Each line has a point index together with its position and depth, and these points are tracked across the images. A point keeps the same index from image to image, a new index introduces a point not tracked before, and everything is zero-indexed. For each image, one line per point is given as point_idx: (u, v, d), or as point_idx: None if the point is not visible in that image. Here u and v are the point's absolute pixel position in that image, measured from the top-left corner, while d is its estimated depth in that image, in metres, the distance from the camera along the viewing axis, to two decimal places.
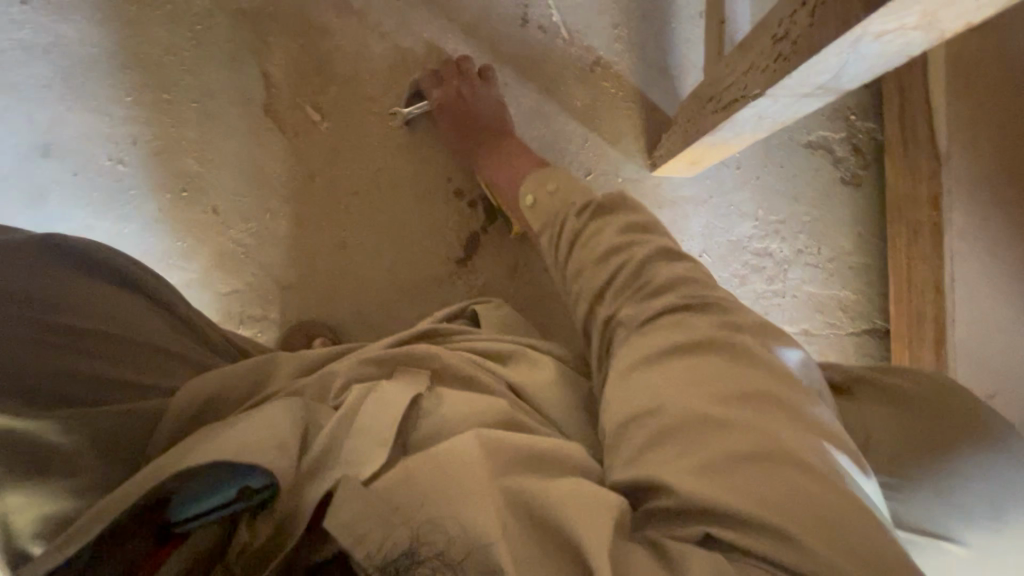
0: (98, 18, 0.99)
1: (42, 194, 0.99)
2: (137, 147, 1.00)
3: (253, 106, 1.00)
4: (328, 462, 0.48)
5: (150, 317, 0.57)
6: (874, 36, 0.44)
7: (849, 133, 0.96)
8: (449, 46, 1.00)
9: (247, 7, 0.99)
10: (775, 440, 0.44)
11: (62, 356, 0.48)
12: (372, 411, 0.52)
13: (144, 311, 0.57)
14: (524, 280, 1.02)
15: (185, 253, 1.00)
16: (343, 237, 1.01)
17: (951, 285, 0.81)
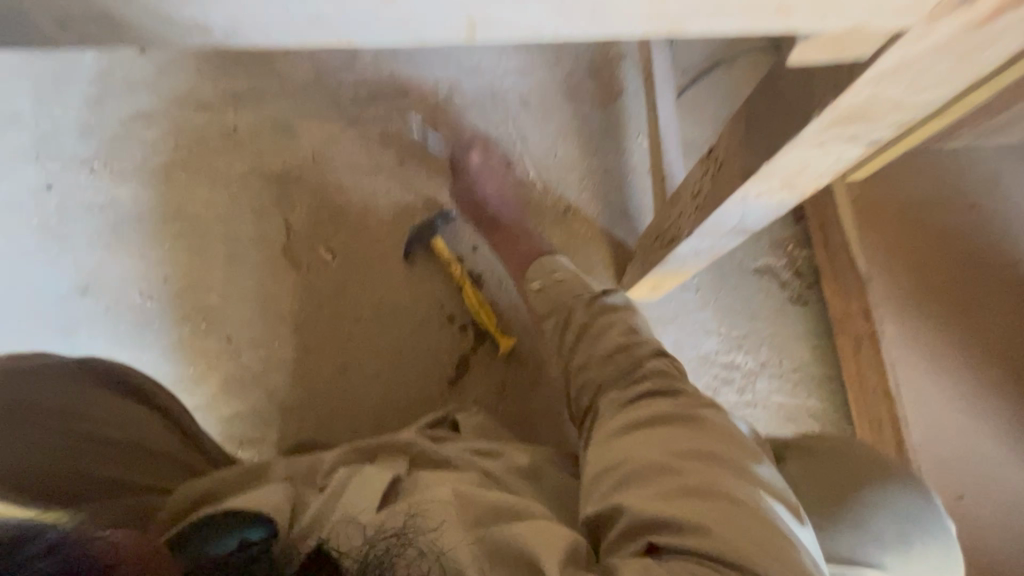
0: (148, 181, 1.18)
1: (74, 325, 1.12)
2: (166, 285, 1.14)
3: (272, 249, 1.15)
4: (316, 527, 0.51)
5: (150, 420, 0.65)
6: (755, 195, 0.59)
7: (789, 259, 1.11)
8: (443, 198, 1.18)
9: (276, 172, 1.18)
10: (712, 475, 0.53)
11: (77, 454, 0.55)
12: (355, 490, 0.56)
13: (142, 415, 0.65)
14: (512, 398, 1.09)
15: (195, 379, 1.09)
16: (344, 361, 1.11)
17: (898, 390, 0.88)
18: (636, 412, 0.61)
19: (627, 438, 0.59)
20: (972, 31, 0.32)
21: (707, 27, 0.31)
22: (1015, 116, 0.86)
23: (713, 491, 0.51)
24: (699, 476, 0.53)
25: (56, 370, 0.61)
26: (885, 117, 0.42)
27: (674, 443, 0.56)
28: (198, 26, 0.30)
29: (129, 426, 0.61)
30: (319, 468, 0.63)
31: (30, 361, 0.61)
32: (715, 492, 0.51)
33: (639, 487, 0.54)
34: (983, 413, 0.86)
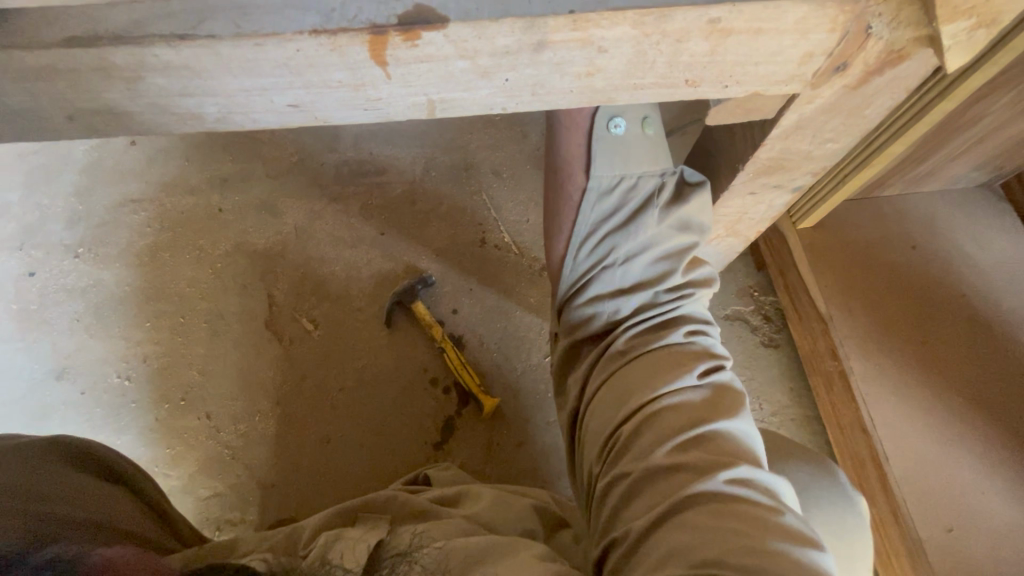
0: (131, 264, 1.20)
1: (47, 412, 1.10)
2: (145, 365, 1.14)
3: (255, 323, 1.17)
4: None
5: (122, 498, 0.62)
6: (707, 242, 0.66)
7: (757, 305, 1.17)
8: (423, 264, 1.22)
9: (260, 248, 1.22)
10: (705, 468, 0.48)
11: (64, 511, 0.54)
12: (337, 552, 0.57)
13: (116, 492, 0.62)
14: (499, 459, 1.09)
15: (172, 460, 1.07)
16: (328, 431, 1.10)
17: (872, 424, 0.91)
18: (618, 395, 0.54)
19: (615, 435, 0.53)
20: (853, 92, 0.38)
21: (633, 97, 0.36)
22: (940, 164, 0.94)
23: (709, 493, 0.47)
24: (691, 473, 0.48)
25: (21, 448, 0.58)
26: (801, 166, 0.49)
27: (659, 433, 0.51)
28: (191, 116, 0.35)
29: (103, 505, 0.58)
30: (299, 538, 0.64)
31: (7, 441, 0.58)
32: (709, 494, 0.47)
33: (632, 506, 0.50)
34: (960, 441, 0.88)
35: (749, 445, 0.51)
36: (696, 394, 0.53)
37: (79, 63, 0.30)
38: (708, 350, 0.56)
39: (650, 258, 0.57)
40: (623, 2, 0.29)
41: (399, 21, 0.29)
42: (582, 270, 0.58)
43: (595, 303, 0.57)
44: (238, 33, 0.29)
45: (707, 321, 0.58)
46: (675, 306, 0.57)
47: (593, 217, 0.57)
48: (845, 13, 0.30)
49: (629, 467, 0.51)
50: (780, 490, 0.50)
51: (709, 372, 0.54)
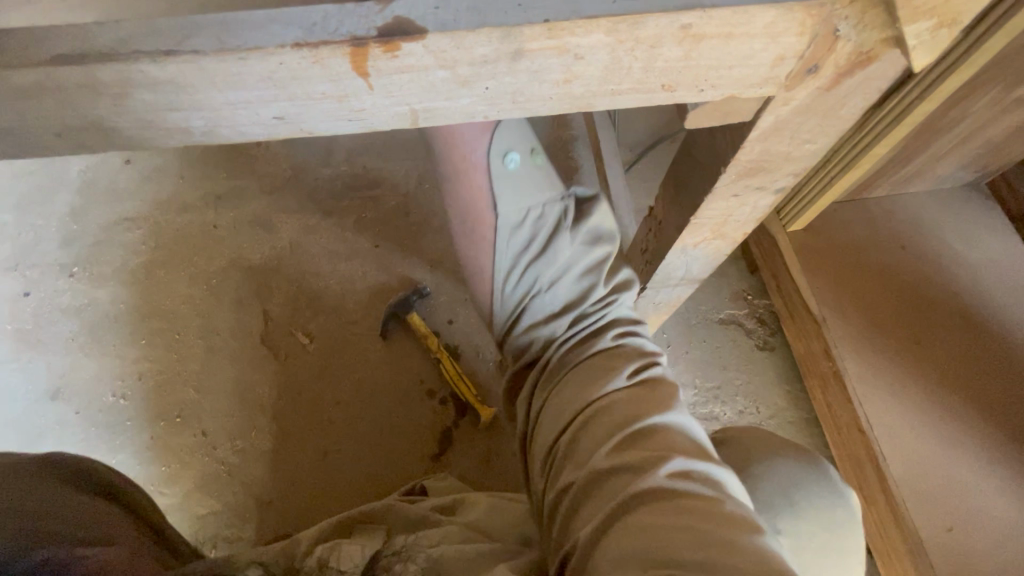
0: (127, 282, 1.21)
1: (41, 433, 1.10)
2: (141, 383, 1.13)
3: (251, 339, 1.17)
4: None
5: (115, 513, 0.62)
6: (693, 245, 0.66)
7: (750, 309, 1.18)
8: (418, 276, 1.23)
9: (256, 263, 1.23)
10: (642, 462, 0.50)
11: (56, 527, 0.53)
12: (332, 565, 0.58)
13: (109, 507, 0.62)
14: (497, 469, 1.08)
15: (168, 478, 1.07)
16: (324, 445, 1.09)
17: (868, 424, 0.91)
18: (559, 409, 0.58)
19: (559, 447, 0.57)
20: (826, 94, 0.39)
21: (612, 102, 0.37)
22: (925, 164, 0.96)
23: (649, 486, 0.48)
24: (629, 469, 0.50)
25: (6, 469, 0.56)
26: (782, 167, 0.49)
27: (597, 438, 0.54)
28: (178, 130, 0.35)
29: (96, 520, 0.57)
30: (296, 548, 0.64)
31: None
32: (648, 486, 0.48)
33: (579, 510, 0.51)
34: (954, 439, 0.88)
35: (688, 440, 0.53)
36: (628, 395, 0.56)
37: (67, 81, 0.30)
38: (637, 350, 0.61)
39: (573, 278, 0.63)
40: (595, 10, 0.30)
41: (379, 33, 0.30)
42: (514, 304, 0.64)
43: (531, 330, 0.64)
44: (222, 48, 0.30)
45: (632, 328, 0.64)
46: (602, 315, 0.63)
47: (511, 255, 0.62)
48: (813, 16, 0.31)
49: (573, 473, 0.53)
50: (727, 480, 0.51)
51: (638, 372, 0.59)
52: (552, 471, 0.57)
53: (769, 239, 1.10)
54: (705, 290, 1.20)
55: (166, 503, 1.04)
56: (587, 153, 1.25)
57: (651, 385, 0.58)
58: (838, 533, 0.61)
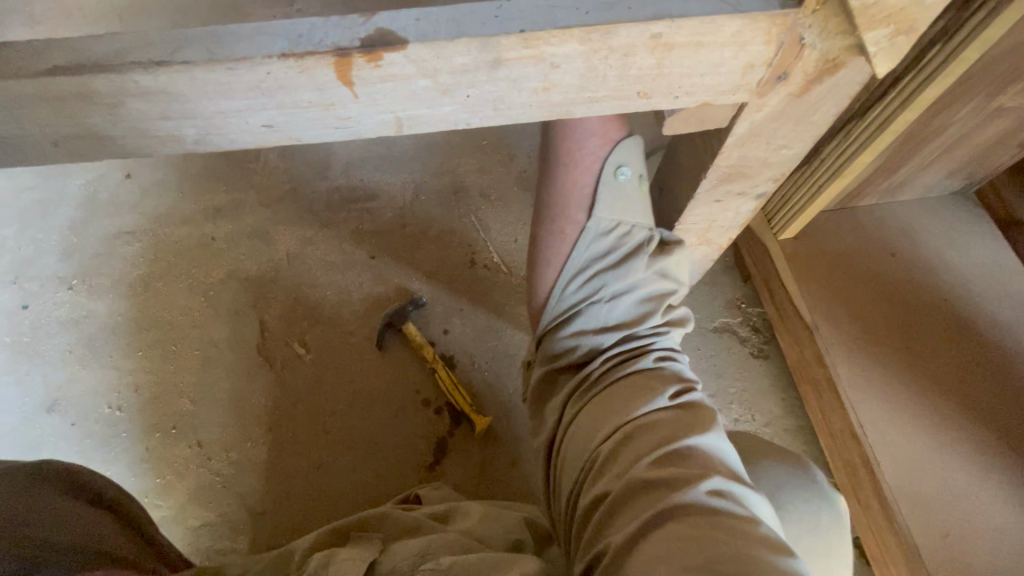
0: (125, 294, 1.22)
1: (37, 444, 1.10)
2: (138, 394, 1.14)
3: (247, 349, 1.17)
4: None
5: (111, 524, 0.63)
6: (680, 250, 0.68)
7: (744, 317, 1.19)
8: (414, 287, 1.23)
9: (253, 274, 1.24)
10: (682, 480, 0.49)
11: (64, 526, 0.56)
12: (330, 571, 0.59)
13: (106, 520, 0.63)
14: (492, 480, 1.08)
15: (162, 490, 1.07)
16: (320, 456, 1.09)
17: (863, 431, 0.91)
18: (597, 419, 0.56)
19: (596, 457, 0.54)
20: (796, 100, 0.40)
21: (589, 109, 0.38)
22: (912, 172, 0.97)
23: (688, 504, 0.47)
24: (669, 486, 0.49)
25: (10, 473, 0.58)
26: (762, 173, 0.51)
27: (637, 451, 0.52)
28: (170, 138, 0.36)
29: (94, 533, 0.58)
30: (293, 561, 0.66)
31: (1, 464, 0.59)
32: (688, 504, 0.47)
33: (612, 520, 0.50)
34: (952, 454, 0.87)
35: (724, 460, 0.52)
36: (672, 414, 0.54)
37: (65, 91, 0.32)
38: (681, 377, 0.58)
39: (633, 298, 0.59)
40: (568, 21, 0.32)
41: (362, 44, 0.31)
42: (569, 303, 0.60)
43: (579, 336, 0.60)
44: (211, 58, 0.31)
45: (678, 349, 0.61)
46: (652, 340, 0.59)
47: (587, 253, 0.59)
48: (778, 25, 0.33)
49: (609, 484, 0.51)
50: (758, 504, 0.51)
51: (683, 394, 0.57)
52: (582, 478, 0.55)
53: (761, 245, 1.11)
54: (699, 299, 1.20)
55: (161, 516, 1.04)
56: None
57: (697, 403, 0.56)
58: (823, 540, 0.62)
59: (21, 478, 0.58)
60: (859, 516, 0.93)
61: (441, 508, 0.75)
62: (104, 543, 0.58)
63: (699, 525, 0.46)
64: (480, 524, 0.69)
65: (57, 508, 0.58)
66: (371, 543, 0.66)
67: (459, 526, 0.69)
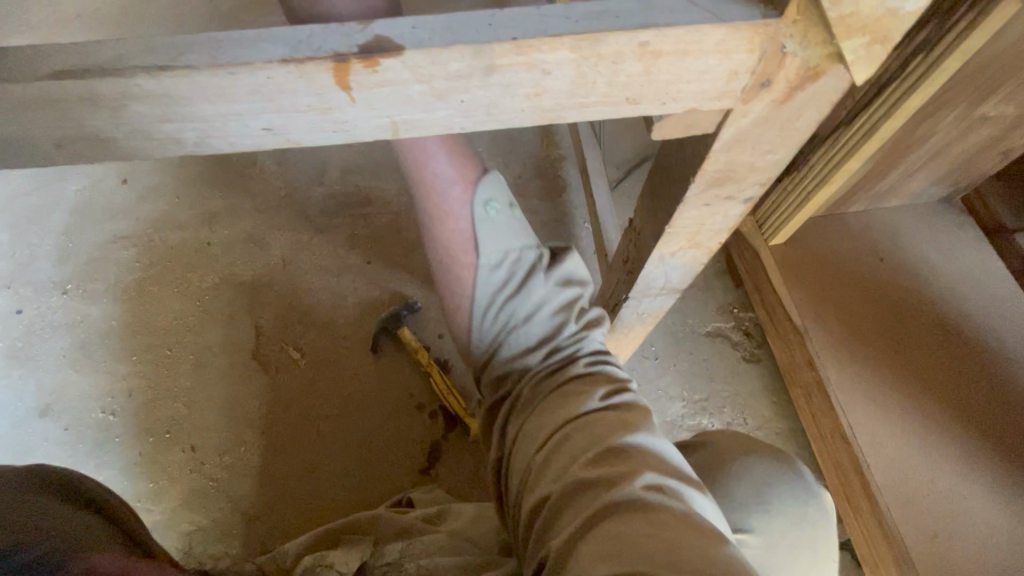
0: (119, 299, 1.22)
1: (28, 450, 1.09)
2: (130, 399, 1.14)
3: (241, 354, 1.17)
4: None
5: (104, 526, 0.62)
6: (670, 255, 0.68)
7: (736, 321, 1.20)
8: (409, 291, 1.24)
9: (247, 280, 1.24)
10: (616, 478, 0.49)
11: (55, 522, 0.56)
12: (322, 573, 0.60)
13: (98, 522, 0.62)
14: (486, 483, 1.09)
15: (154, 495, 1.06)
16: (313, 460, 1.09)
17: (852, 433, 0.92)
18: (537, 428, 0.57)
19: (535, 465, 0.55)
20: (780, 106, 0.41)
21: (580, 114, 0.40)
22: (898, 179, 0.99)
23: (623, 500, 0.48)
24: (603, 486, 0.49)
25: None
26: (749, 178, 0.52)
27: (572, 454, 0.53)
28: (170, 140, 0.37)
29: (91, 528, 0.59)
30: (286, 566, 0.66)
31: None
32: (622, 500, 0.48)
33: (553, 524, 0.50)
34: (921, 450, 0.89)
35: (661, 456, 0.53)
36: (603, 414, 0.56)
37: (68, 95, 0.33)
38: (608, 375, 0.61)
39: (545, 316, 0.62)
40: (558, 29, 0.33)
41: (360, 50, 0.32)
42: (489, 336, 0.63)
43: (508, 363, 0.62)
44: (213, 63, 0.32)
45: (606, 354, 0.64)
46: (578, 348, 0.62)
47: (487, 290, 0.62)
48: (760, 34, 0.34)
49: (549, 489, 0.52)
50: (699, 500, 0.51)
51: (613, 393, 0.59)
52: (525, 488, 0.56)
53: (751, 250, 1.13)
54: (692, 304, 1.22)
55: (152, 521, 1.04)
56: (576, 171, 1.28)
57: (630, 404, 0.58)
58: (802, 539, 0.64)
59: (14, 485, 0.58)
60: (848, 516, 0.94)
61: (433, 510, 0.75)
62: (103, 536, 0.59)
63: (635, 522, 0.46)
64: (472, 526, 0.70)
65: (51, 507, 0.58)
66: (362, 545, 0.67)
67: (449, 527, 0.70)
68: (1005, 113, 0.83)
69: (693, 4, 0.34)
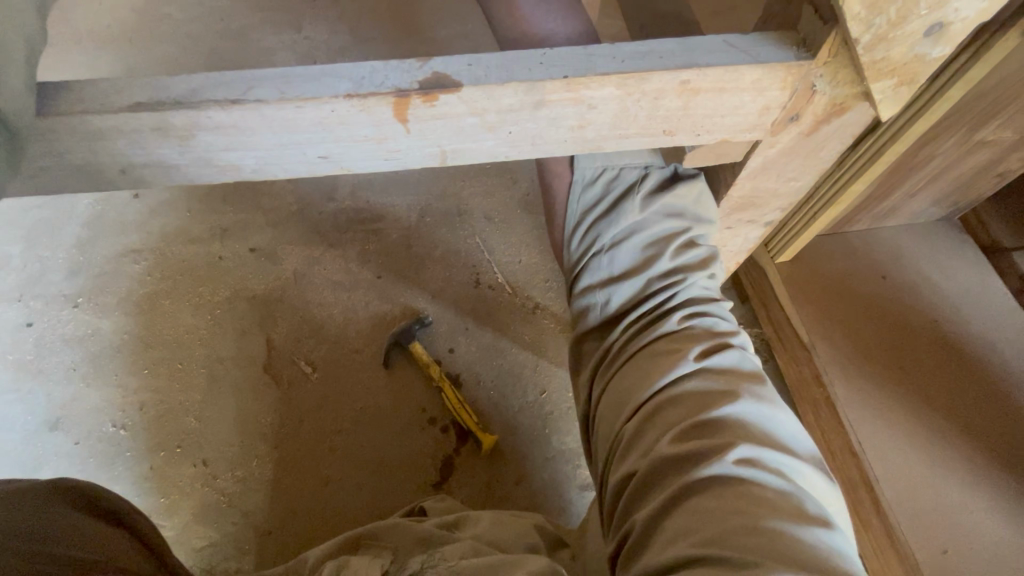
0: (130, 312, 1.22)
1: (39, 464, 1.09)
2: (142, 412, 1.14)
3: (254, 367, 1.18)
4: None
5: (128, 538, 0.62)
6: None
7: (743, 337, 1.22)
8: (420, 306, 1.25)
9: (259, 294, 1.25)
10: (708, 453, 0.49)
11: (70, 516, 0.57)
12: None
13: (123, 535, 0.62)
14: (498, 497, 1.09)
15: (167, 510, 1.06)
16: (326, 474, 1.10)
17: (860, 448, 0.94)
18: (623, 393, 0.57)
19: (622, 435, 0.55)
20: (806, 138, 0.44)
21: (619, 144, 0.42)
22: (901, 199, 1.02)
23: (716, 477, 0.48)
24: (697, 460, 0.49)
25: (18, 488, 0.57)
26: (771, 203, 0.54)
27: (664, 426, 0.52)
28: (230, 167, 0.39)
29: (115, 540, 0.59)
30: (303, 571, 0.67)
31: (8, 483, 0.58)
32: (715, 476, 0.48)
33: (644, 496, 0.51)
34: (936, 457, 0.91)
35: (757, 425, 0.52)
36: (699, 383, 0.54)
37: (142, 125, 0.34)
38: (706, 331, 0.57)
39: (635, 245, 0.61)
40: (607, 68, 0.35)
41: (420, 86, 0.34)
42: (578, 258, 0.64)
43: (589, 290, 0.62)
44: (282, 97, 0.34)
45: (708, 303, 0.60)
46: (666, 289, 0.59)
47: (582, 204, 0.63)
48: (793, 74, 0.37)
49: (637, 462, 0.52)
50: (795, 469, 0.50)
51: (711, 354, 0.56)
52: (612, 455, 0.57)
53: (759, 268, 1.16)
54: None
55: (165, 536, 1.03)
56: None
57: (729, 369, 0.55)
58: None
59: (41, 495, 0.58)
60: (858, 530, 0.95)
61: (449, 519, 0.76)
62: (126, 549, 0.59)
63: (724, 503, 0.47)
64: (490, 531, 0.71)
65: (75, 517, 0.58)
66: (380, 556, 0.67)
67: (467, 533, 0.71)
68: (1005, 138, 0.86)
69: (731, 46, 0.36)
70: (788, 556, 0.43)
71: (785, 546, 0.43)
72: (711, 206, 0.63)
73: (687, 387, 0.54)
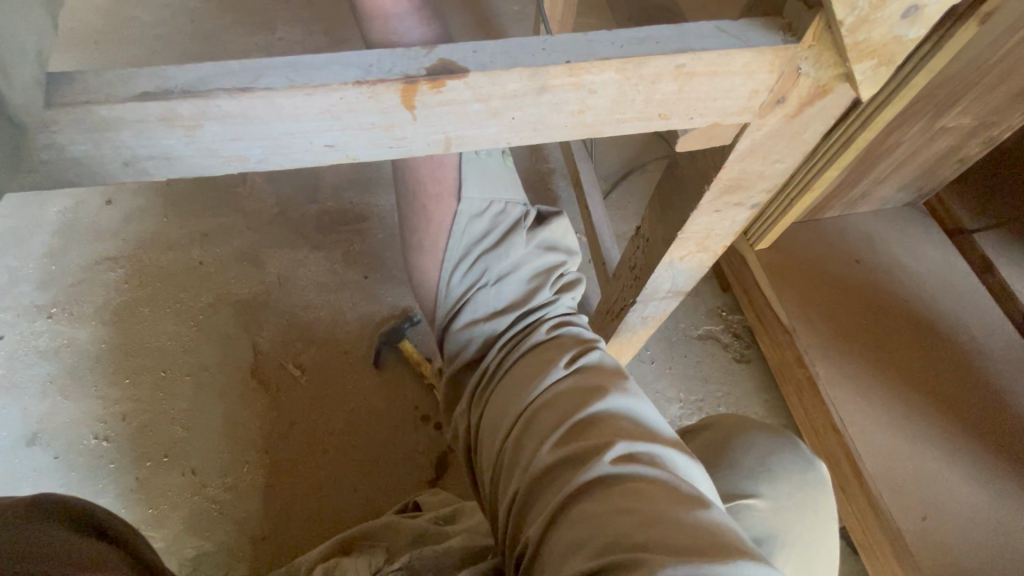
0: (108, 322, 1.19)
1: (17, 481, 1.05)
2: (124, 423, 1.11)
3: (240, 373, 1.16)
4: None
5: (112, 552, 0.58)
6: (679, 259, 0.71)
7: (726, 324, 1.26)
8: (408, 305, 1.25)
9: (242, 298, 1.23)
10: (587, 455, 0.51)
11: (46, 522, 0.56)
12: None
13: (107, 549, 0.58)
14: None
15: (155, 520, 1.04)
16: (318, 478, 1.09)
17: (843, 424, 0.98)
18: (503, 412, 0.59)
19: (503, 454, 0.57)
20: (791, 120, 0.46)
21: (614, 128, 0.43)
22: (871, 185, 1.06)
23: (601, 479, 0.49)
24: (576, 463, 0.51)
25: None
26: (757, 185, 0.57)
27: (542, 433, 0.54)
28: (237, 158, 0.39)
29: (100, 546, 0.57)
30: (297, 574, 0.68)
31: None
32: (598, 478, 0.49)
33: (535, 509, 0.52)
34: (886, 435, 0.96)
35: (629, 415, 0.55)
36: (570, 385, 0.57)
37: (147, 114, 0.34)
38: (574, 340, 0.62)
39: (520, 277, 0.66)
40: (606, 53, 0.37)
41: (427, 72, 0.35)
42: (458, 294, 0.67)
43: (473, 324, 0.65)
44: (291, 85, 0.35)
45: (573, 321, 0.66)
46: (543, 313, 0.65)
47: (465, 237, 0.66)
48: (780, 57, 0.39)
49: (522, 479, 0.53)
50: (671, 457, 0.52)
51: (578, 358, 0.60)
52: (498, 475, 0.58)
53: (739, 257, 1.19)
54: (682, 309, 1.28)
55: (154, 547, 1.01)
56: (565, 184, 1.29)
57: (596, 368, 0.59)
58: (820, 515, 0.63)
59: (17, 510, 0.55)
60: (845, 508, 0.98)
61: (444, 510, 0.77)
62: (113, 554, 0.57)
63: (614, 506, 0.47)
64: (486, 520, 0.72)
65: (53, 529, 0.55)
66: (376, 553, 0.67)
67: (464, 524, 0.71)
68: (964, 124, 0.91)
69: (722, 31, 0.38)
70: (681, 550, 0.43)
71: (676, 537, 0.44)
72: (575, 239, 0.72)
73: (558, 392, 0.57)
